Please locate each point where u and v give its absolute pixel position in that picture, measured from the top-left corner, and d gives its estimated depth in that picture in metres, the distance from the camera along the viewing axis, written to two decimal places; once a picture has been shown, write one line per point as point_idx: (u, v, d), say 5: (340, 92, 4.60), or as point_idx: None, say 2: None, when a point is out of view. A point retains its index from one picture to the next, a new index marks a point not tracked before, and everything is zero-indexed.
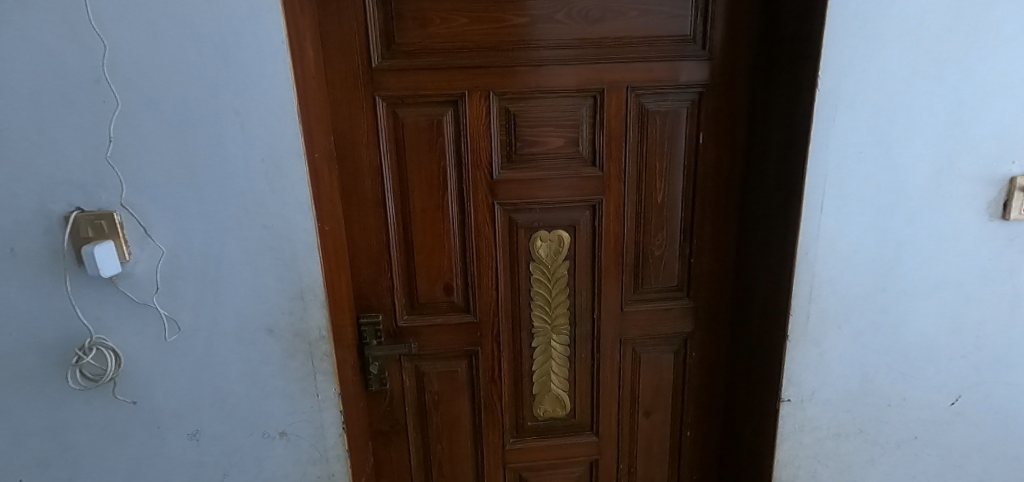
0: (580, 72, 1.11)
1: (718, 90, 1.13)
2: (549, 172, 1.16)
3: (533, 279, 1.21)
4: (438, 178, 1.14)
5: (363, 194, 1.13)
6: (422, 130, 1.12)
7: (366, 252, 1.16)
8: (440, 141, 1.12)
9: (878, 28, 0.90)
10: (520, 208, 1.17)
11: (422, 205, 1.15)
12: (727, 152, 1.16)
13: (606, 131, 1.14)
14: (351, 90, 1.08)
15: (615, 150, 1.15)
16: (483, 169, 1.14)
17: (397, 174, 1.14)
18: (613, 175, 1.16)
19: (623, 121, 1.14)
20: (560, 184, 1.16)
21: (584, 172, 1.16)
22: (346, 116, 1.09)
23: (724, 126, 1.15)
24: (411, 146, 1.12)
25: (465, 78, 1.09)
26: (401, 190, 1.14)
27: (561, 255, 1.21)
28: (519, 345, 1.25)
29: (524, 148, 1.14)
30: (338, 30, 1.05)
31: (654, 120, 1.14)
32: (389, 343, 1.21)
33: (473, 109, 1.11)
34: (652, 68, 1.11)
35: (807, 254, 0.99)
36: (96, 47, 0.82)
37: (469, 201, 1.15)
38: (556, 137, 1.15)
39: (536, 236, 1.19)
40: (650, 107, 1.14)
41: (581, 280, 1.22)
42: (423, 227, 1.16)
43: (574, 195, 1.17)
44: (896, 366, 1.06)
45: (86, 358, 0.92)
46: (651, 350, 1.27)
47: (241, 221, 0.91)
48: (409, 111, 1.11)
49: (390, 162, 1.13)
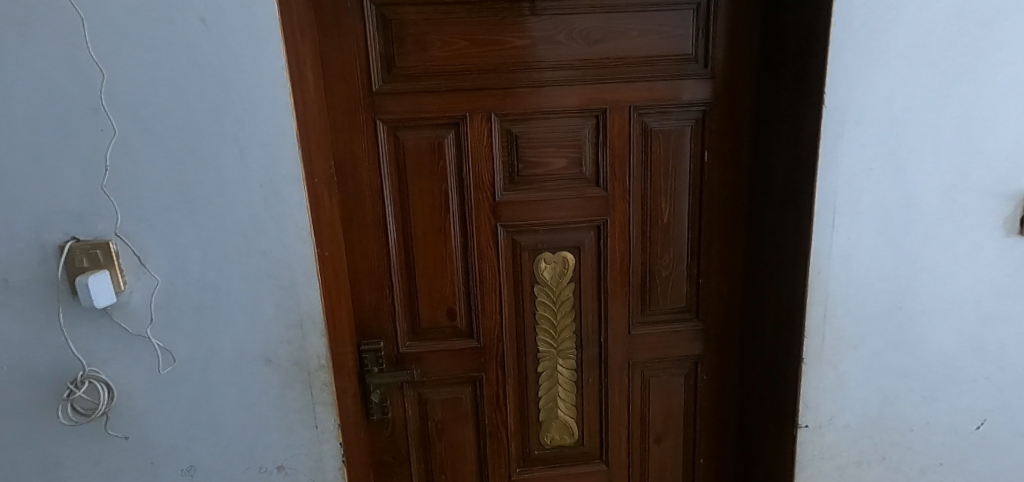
0: (581, 92, 1.10)
1: (721, 108, 1.12)
2: (552, 193, 1.14)
3: (538, 302, 1.19)
4: (440, 200, 1.12)
5: (364, 218, 1.11)
6: (424, 153, 1.10)
7: (367, 277, 1.14)
8: (441, 164, 1.11)
9: (883, 43, 0.89)
10: (524, 230, 1.15)
11: (424, 228, 1.13)
12: (732, 170, 1.14)
13: (610, 150, 1.12)
14: (352, 114, 1.07)
15: (619, 170, 1.14)
16: (485, 191, 1.12)
17: (398, 197, 1.12)
18: (617, 195, 1.14)
19: (626, 140, 1.12)
20: (564, 205, 1.14)
21: (587, 192, 1.14)
22: (348, 140, 1.08)
23: (729, 144, 1.13)
24: (412, 169, 1.11)
25: (466, 100, 1.09)
26: (402, 214, 1.13)
27: (566, 277, 1.18)
28: (524, 370, 1.21)
29: (527, 169, 1.13)
30: (338, 55, 1.04)
31: (658, 139, 1.13)
32: (390, 370, 1.18)
33: (474, 131, 1.10)
34: (654, 87, 1.10)
35: (820, 273, 0.96)
36: (94, 75, 0.82)
37: (471, 224, 1.13)
38: (559, 158, 1.13)
39: (540, 258, 1.17)
40: (653, 126, 1.13)
41: (587, 303, 1.20)
42: (425, 251, 1.14)
43: (578, 216, 1.15)
44: (916, 388, 1.02)
45: (79, 392, 0.89)
46: (660, 374, 1.23)
47: (239, 248, 0.90)
48: (410, 134, 1.10)
49: (392, 185, 1.11)
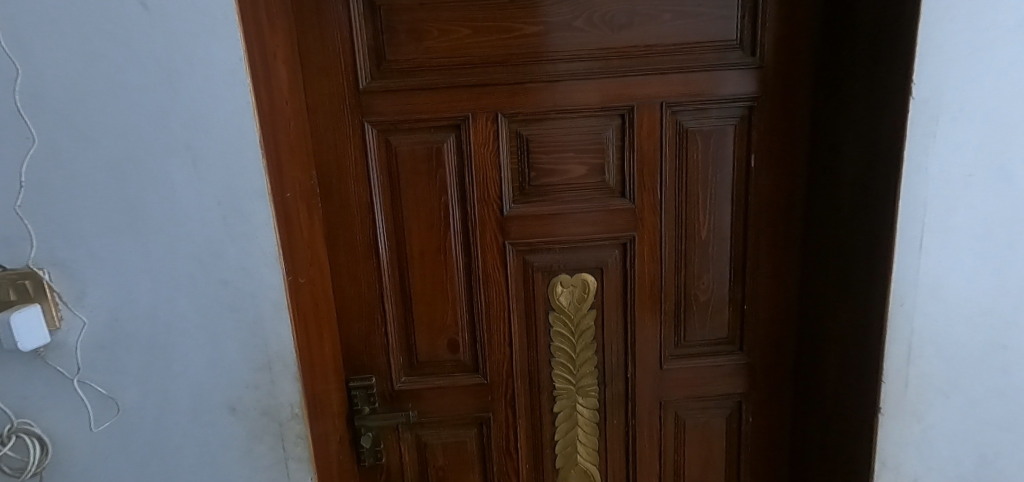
0: (604, 87, 0.94)
1: (771, 104, 0.95)
2: (570, 206, 0.97)
3: (554, 333, 1.02)
4: (439, 215, 0.97)
5: (352, 237, 0.96)
6: (420, 161, 0.95)
7: (356, 305, 0.99)
8: (440, 173, 0.95)
9: (988, 19, 0.70)
10: (537, 249, 0.99)
11: (421, 248, 0.98)
12: (785, 177, 0.97)
13: (638, 155, 0.96)
14: (336, 117, 0.92)
15: (649, 178, 0.97)
16: (492, 205, 0.97)
17: (391, 212, 0.97)
18: (646, 208, 0.98)
19: (658, 144, 0.96)
20: (584, 220, 0.98)
21: (611, 205, 0.98)
22: (331, 147, 0.93)
23: (780, 147, 0.96)
24: (406, 180, 0.95)
25: (469, 99, 0.93)
26: (396, 231, 0.97)
27: (587, 303, 1.02)
28: (538, 410, 1.05)
29: (540, 178, 0.97)
30: (319, 47, 0.89)
31: (694, 141, 0.96)
32: (384, 410, 1.03)
33: (478, 135, 0.94)
34: (690, 80, 0.94)
35: (903, 304, 0.79)
36: (12, 72, 0.68)
37: (476, 243, 0.97)
38: (577, 165, 0.97)
39: (556, 281, 1.00)
40: (689, 126, 0.96)
41: (610, 333, 1.03)
42: (423, 274, 0.99)
43: (601, 233, 0.99)
44: (1021, 445, 0.83)
45: (6, 448, 0.75)
46: (697, 415, 1.06)
47: (193, 278, 0.75)
48: (404, 139, 0.94)
49: (384, 198, 0.96)
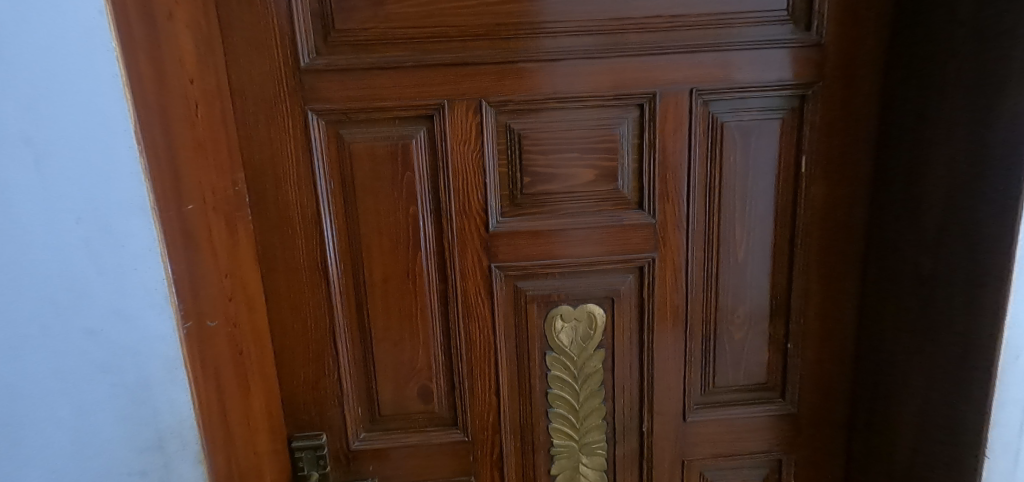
0: (618, 69, 0.73)
1: (827, 94, 0.75)
2: (574, 221, 0.77)
3: (552, 378, 0.82)
4: (407, 232, 0.75)
5: (295, 260, 0.75)
6: (381, 163, 0.73)
7: (302, 347, 0.77)
8: (408, 178, 0.74)
9: None
10: (532, 274, 0.78)
11: (383, 272, 0.76)
12: (842, 186, 0.78)
13: (662, 157, 0.76)
14: (270, 105, 0.70)
15: (674, 186, 0.77)
16: (476, 218, 0.76)
17: (344, 227, 0.75)
18: (671, 224, 0.78)
19: (686, 142, 0.76)
20: (591, 238, 0.78)
21: (626, 219, 0.77)
22: (265, 144, 0.71)
23: (838, 148, 0.77)
24: (364, 186, 0.74)
25: (445, 83, 0.72)
26: (351, 253, 0.76)
27: (593, 342, 0.81)
28: (531, 472, 0.85)
29: (537, 185, 0.76)
30: (246, 12, 0.68)
31: (732, 139, 0.77)
32: (338, 476, 0.82)
33: (457, 130, 0.73)
34: (728, 62, 0.74)
35: (1017, 357, 0.62)
36: None
37: (454, 268, 0.77)
38: (584, 169, 0.76)
39: (555, 314, 0.80)
40: (724, 120, 0.76)
41: (623, 378, 0.83)
42: (388, 306, 0.77)
43: (613, 254, 0.78)
44: None
45: None
46: (727, 475, 0.87)
47: (44, 327, 0.51)
48: (360, 133, 0.73)
49: (336, 210, 0.74)
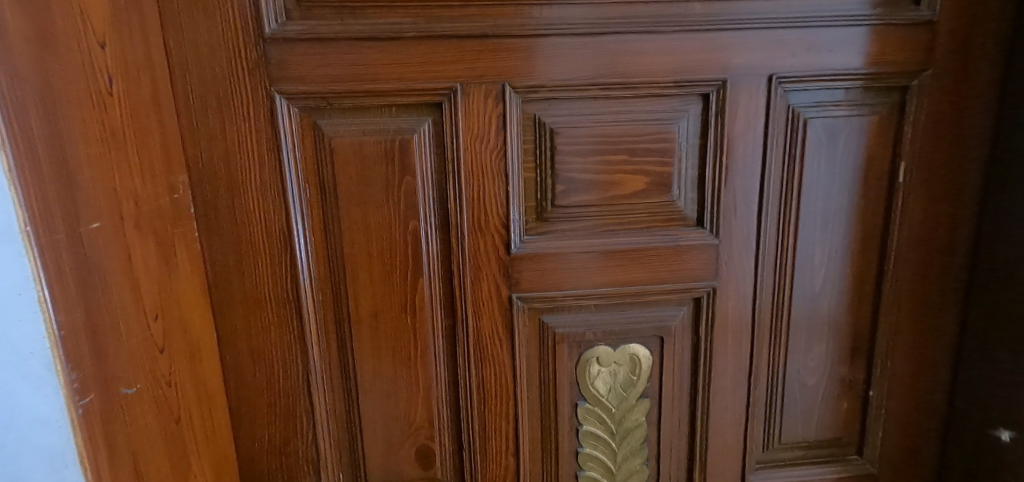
0: (680, 49, 0.57)
1: (935, 86, 0.60)
2: (617, 241, 0.61)
3: (584, 436, 0.66)
4: (406, 254, 0.58)
5: (257, 291, 0.57)
6: (372, 165, 0.56)
7: (266, 402, 0.60)
8: (408, 186, 0.57)
9: None
10: (563, 307, 0.62)
11: (374, 305, 0.59)
12: (946, 202, 0.63)
13: (731, 162, 0.60)
14: (221, 86, 0.53)
15: (743, 199, 0.61)
16: (494, 237, 0.59)
17: (322, 247, 0.57)
18: (737, 246, 0.62)
19: (760, 144, 0.60)
20: (638, 263, 0.61)
21: (682, 239, 0.61)
22: (214, 138, 0.53)
23: (944, 154, 0.62)
24: (349, 195, 0.56)
25: (457, 61, 0.55)
26: (331, 281, 0.58)
27: (636, 390, 0.65)
28: None
29: (572, 195, 0.59)
30: None
31: (817, 141, 0.61)
32: None
33: (472, 124, 0.56)
34: (818, 42, 0.58)
35: None
36: None
37: (465, 301, 0.60)
38: (632, 176, 0.60)
39: (591, 357, 0.63)
40: (808, 117, 0.60)
41: (671, 433, 0.67)
42: (378, 350, 0.60)
43: (665, 283, 0.62)
44: None
45: None
46: None
47: None
48: (344, 125, 0.55)
49: (313, 225, 0.57)
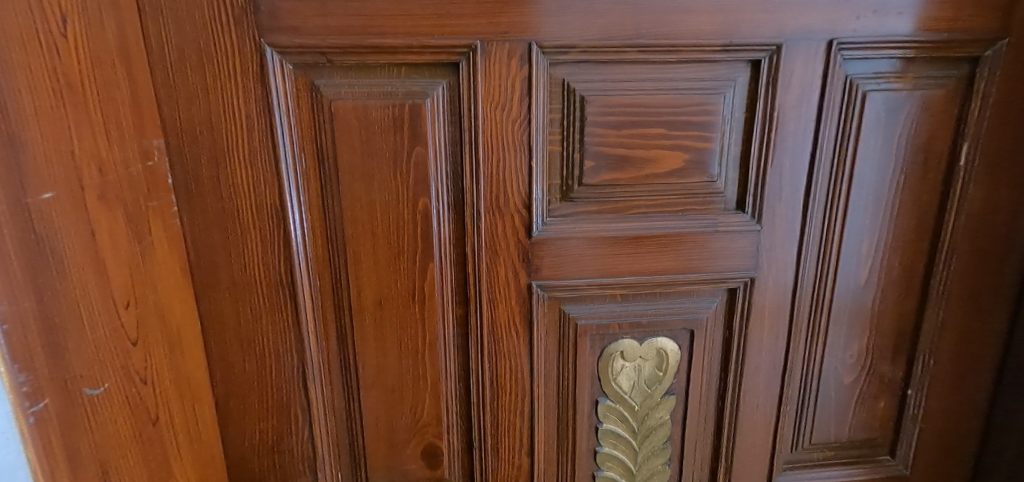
0: (732, 7, 0.49)
1: (1010, 59, 0.54)
2: (649, 225, 0.55)
3: (603, 435, 0.60)
4: (414, 236, 0.52)
5: (246, 273, 0.51)
6: (378, 133, 0.49)
7: (257, 396, 0.54)
8: (418, 158, 0.50)
9: None
10: (586, 296, 0.56)
11: (377, 292, 0.53)
12: (1010, 188, 0.57)
13: (779, 139, 0.54)
14: (201, 35, 0.45)
15: (790, 181, 0.55)
16: (513, 218, 0.53)
17: (320, 226, 0.51)
18: (779, 233, 0.56)
19: (812, 119, 0.53)
20: (671, 249, 0.56)
21: (721, 224, 0.55)
22: (194, 97, 0.46)
23: (1012, 136, 0.56)
24: (351, 167, 0.50)
25: (476, 13, 0.47)
26: (330, 264, 0.52)
27: (662, 386, 0.60)
28: None
29: (601, 173, 0.53)
30: None
31: (875, 117, 0.54)
32: None
33: (493, 89, 0.49)
34: (886, 4, 0.51)
35: None
36: None
37: (479, 288, 0.54)
38: (668, 152, 0.53)
39: (614, 352, 0.58)
40: (868, 90, 0.54)
41: (696, 432, 0.62)
42: (382, 340, 0.54)
43: (699, 272, 0.56)
44: None
45: None
46: None
47: None
48: (346, 86, 0.48)
49: (310, 201, 0.50)
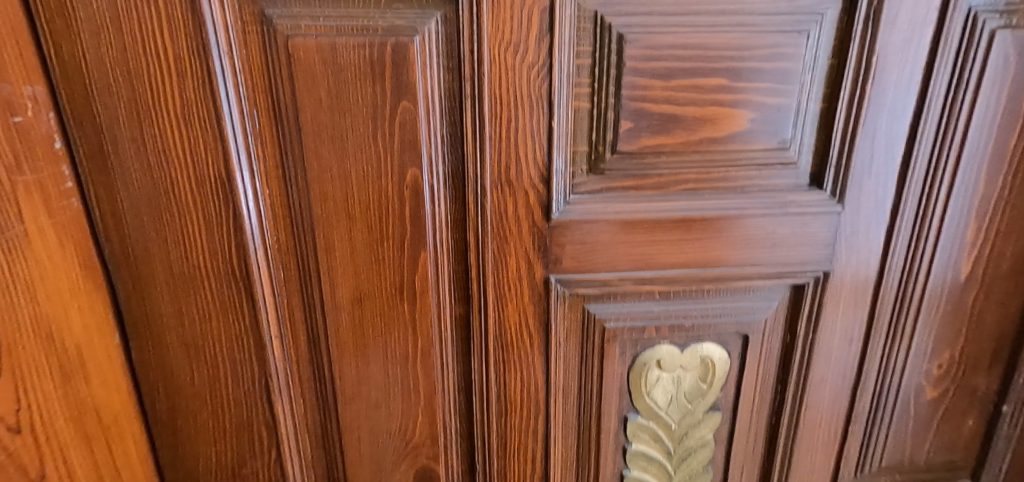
0: None
1: None
2: (700, 204, 0.43)
3: (632, 457, 0.50)
4: (401, 218, 0.41)
5: (188, 264, 0.40)
6: (352, 83, 0.37)
7: (209, 413, 0.44)
8: (404, 116, 0.39)
9: None
10: (617, 293, 0.45)
11: (356, 288, 0.42)
12: None
13: (875, 93, 0.41)
14: None
15: (883, 148, 0.43)
16: (528, 195, 0.41)
17: (281, 203, 0.40)
18: (864, 215, 0.45)
19: (920, 67, 0.41)
20: (725, 235, 0.44)
21: (791, 204, 0.44)
22: (101, 30, 0.34)
23: None
24: (319, 130, 0.38)
25: None
26: (295, 252, 0.41)
27: (705, 401, 0.49)
28: None
29: (642, 137, 0.41)
30: None
31: (1002, 65, 0.41)
32: None
33: (502, 23, 0.37)
34: None
35: None
36: None
37: (483, 283, 0.43)
38: (729, 111, 0.41)
39: (650, 360, 0.47)
40: (998, 27, 0.40)
41: (743, 453, 0.52)
42: (363, 347, 0.44)
43: (759, 264, 0.45)
44: None
45: None
46: None
47: None
48: (308, 16, 0.36)
49: (267, 172, 0.39)
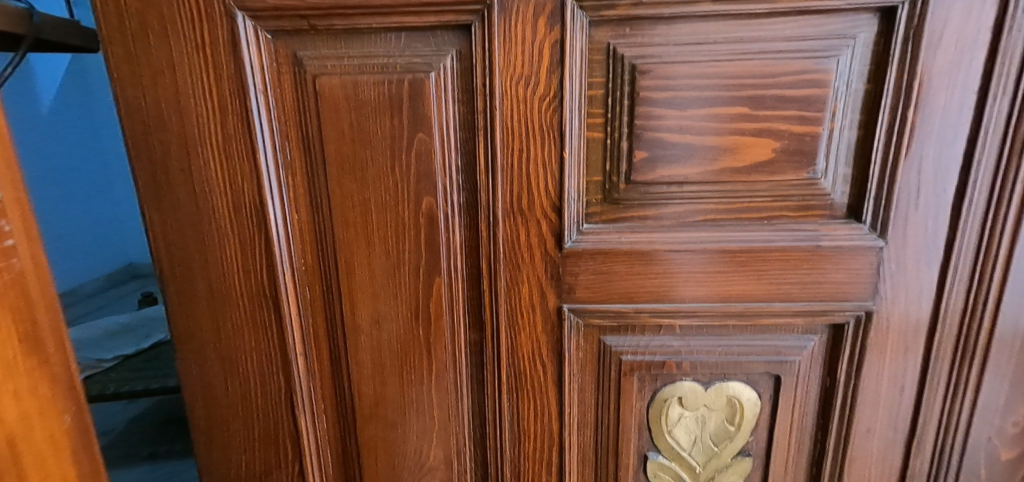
0: None
1: None
2: (722, 237, 0.41)
3: None
4: (416, 244, 0.42)
5: (225, 283, 0.43)
6: (371, 117, 0.40)
7: (241, 422, 0.47)
8: (420, 147, 0.40)
9: None
10: (634, 325, 0.44)
11: (374, 311, 0.44)
12: None
13: (918, 120, 0.38)
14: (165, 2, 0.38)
15: (932, 178, 0.39)
16: (539, 224, 0.41)
17: (308, 228, 0.43)
18: (911, 251, 0.41)
19: (972, 90, 0.37)
20: (751, 269, 0.42)
21: (825, 238, 0.41)
22: (158, 74, 0.39)
23: None
24: (341, 160, 0.41)
25: None
26: (320, 274, 0.44)
27: (733, 444, 0.46)
28: None
29: (657, 167, 0.40)
30: None
31: None
32: None
33: (513, 57, 0.38)
34: None
35: None
36: None
37: (496, 310, 0.43)
38: (751, 140, 0.39)
39: (670, 397, 0.45)
40: None
41: None
42: (381, 367, 0.45)
43: (790, 301, 0.42)
44: None
45: None
46: None
47: None
48: (334, 57, 0.39)
49: (296, 200, 0.42)
